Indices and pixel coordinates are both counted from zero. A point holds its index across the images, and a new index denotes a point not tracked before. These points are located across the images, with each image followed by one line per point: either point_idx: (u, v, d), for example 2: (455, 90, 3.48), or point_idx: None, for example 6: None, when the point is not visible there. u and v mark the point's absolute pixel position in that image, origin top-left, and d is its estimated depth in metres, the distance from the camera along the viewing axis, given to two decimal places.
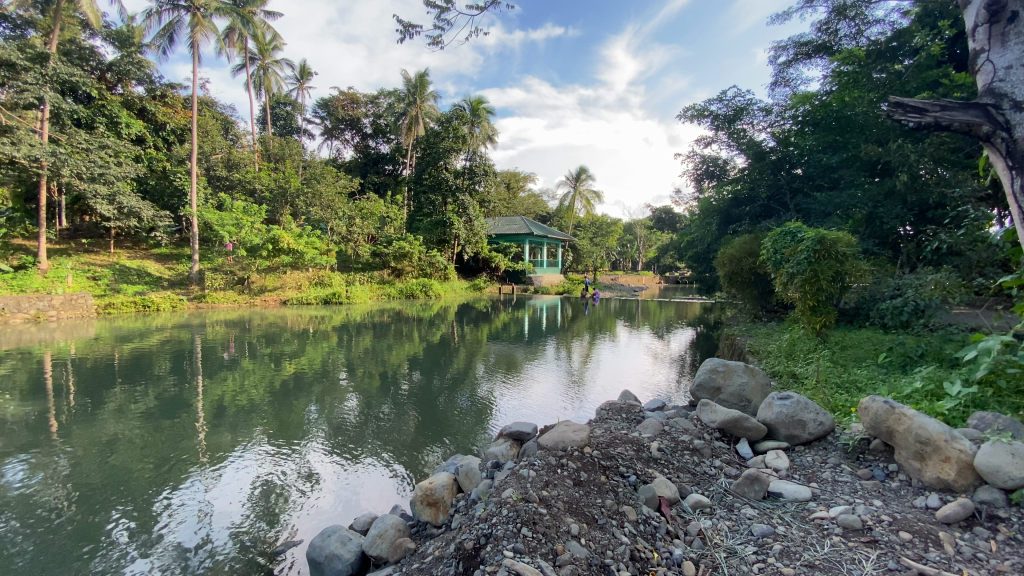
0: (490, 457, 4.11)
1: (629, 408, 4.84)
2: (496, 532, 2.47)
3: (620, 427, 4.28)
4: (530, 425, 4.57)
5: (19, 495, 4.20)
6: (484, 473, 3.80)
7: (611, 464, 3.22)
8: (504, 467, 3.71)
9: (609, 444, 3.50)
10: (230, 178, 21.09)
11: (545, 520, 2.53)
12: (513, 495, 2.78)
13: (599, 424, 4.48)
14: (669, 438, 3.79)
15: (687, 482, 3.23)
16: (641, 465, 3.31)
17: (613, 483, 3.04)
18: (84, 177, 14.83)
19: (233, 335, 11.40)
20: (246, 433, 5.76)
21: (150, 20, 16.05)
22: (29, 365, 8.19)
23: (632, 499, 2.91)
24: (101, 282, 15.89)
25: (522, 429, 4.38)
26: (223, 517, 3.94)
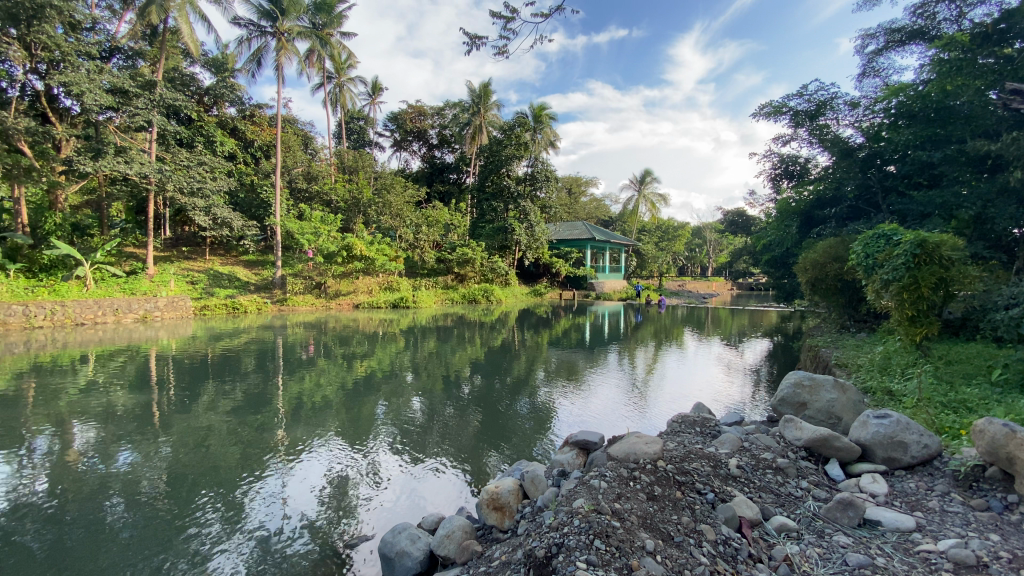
0: (556, 465, 4.09)
1: (703, 422, 4.62)
2: (568, 542, 2.44)
3: (694, 441, 4.11)
4: (598, 434, 4.49)
5: (127, 476, 4.69)
6: (550, 480, 3.79)
7: (687, 480, 3.10)
8: (571, 476, 3.69)
9: (684, 458, 3.37)
10: (309, 190, 22.55)
11: (619, 533, 2.47)
12: (584, 506, 2.74)
13: (671, 436, 4.32)
14: (749, 455, 3.59)
15: (771, 503, 3.04)
16: (719, 483, 3.15)
17: (690, 499, 2.92)
18: (185, 191, 16.49)
19: (310, 336, 12.11)
20: (320, 428, 6.10)
21: (241, 47, 17.54)
22: (138, 360, 9.18)
23: (711, 518, 2.77)
24: (197, 286, 17.53)
25: (588, 438, 4.31)
26: (299, 508, 4.17)
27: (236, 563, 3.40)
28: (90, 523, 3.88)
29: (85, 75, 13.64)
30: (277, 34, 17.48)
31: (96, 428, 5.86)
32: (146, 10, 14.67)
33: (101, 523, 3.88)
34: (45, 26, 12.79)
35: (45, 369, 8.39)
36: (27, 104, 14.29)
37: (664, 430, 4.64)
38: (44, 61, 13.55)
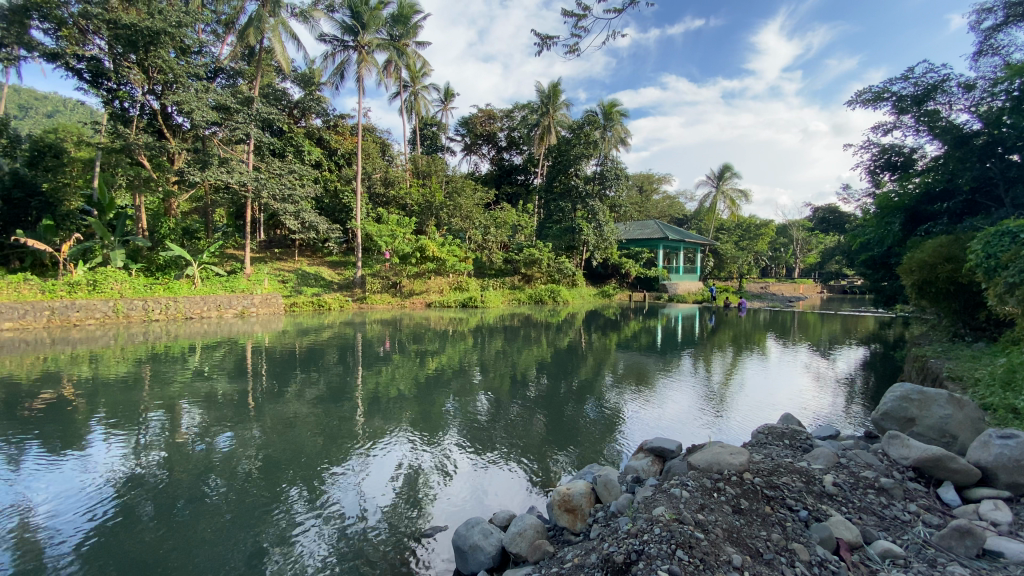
0: (630, 471, 4.01)
1: (793, 434, 4.33)
2: (649, 550, 2.38)
3: (782, 454, 3.87)
4: (675, 442, 4.34)
5: (227, 457, 5.20)
6: (625, 487, 3.73)
7: (776, 494, 2.93)
8: (645, 483, 3.60)
9: (773, 472, 3.19)
10: (386, 195, 23.66)
11: (703, 546, 2.38)
12: (665, 515, 2.66)
13: (757, 448, 4.09)
14: (847, 473, 3.32)
15: (872, 526, 2.79)
16: (813, 500, 2.95)
17: (781, 516, 2.76)
18: (278, 198, 17.96)
19: (386, 333, 12.73)
20: (395, 421, 6.39)
21: (326, 62, 18.77)
22: (238, 351, 10.14)
23: (804, 537, 2.60)
24: (288, 285, 19.02)
25: (666, 446, 4.18)
26: (377, 496, 4.40)
27: (319, 545, 3.63)
28: (195, 499, 4.33)
29: (195, 94, 15.24)
30: (359, 47, 18.55)
31: (201, 412, 6.52)
32: (246, 32, 16.08)
33: (204, 499, 4.32)
34: (159, 50, 14.46)
35: (161, 358, 9.46)
36: (147, 123, 16.12)
37: (749, 441, 4.41)
38: (159, 82, 15.26)
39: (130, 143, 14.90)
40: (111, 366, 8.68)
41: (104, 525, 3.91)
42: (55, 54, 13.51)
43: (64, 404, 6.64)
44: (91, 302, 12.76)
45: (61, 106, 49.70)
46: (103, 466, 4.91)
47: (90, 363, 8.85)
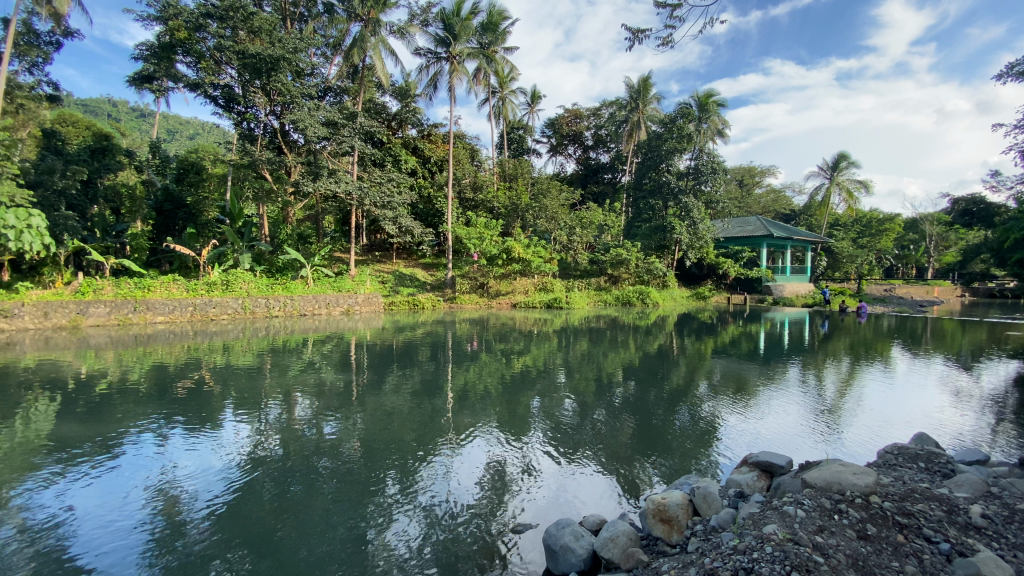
0: (732, 484, 3.78)
1: (929, 457, 3.83)
2: (760, 569, 2.25)
3: (917, 478, 3.43)
4: (784, 458, 4.03)
5: (333, 442, 5.69)
6: (726, 501, 3.53)
7: (910, 523, 2.63)
8: (749, 500, 3.38)
9: (904, 498, 2.85)
10: (475, 198, 24.37)
11: (823, 571, 2.20)
12: (778, 534, 2.50)
13: (885, 470, 3.67)
14: (1000, 504, 2.88)
15: None
16: (955, 532, 2.60)
17: (915, 546, 2.47)
18: (379, 205, 19.31)
19: (475, 332, 13.14)
20: (482, 417, 6.58)
21: (421, 74, 19.78)
22: (342, 346, 11.08)
23: (945, 572, 2.31)
24: (387, 285, 20.39)
25: (773, 461, 3.90)
26: (466, 489, 4.57)
27: (411, 532, 3.83)
28: (306, 478, 4.79)
29: (308, 112, 16.82)
30: (451, 58, 19.36)
31: (311, 400, 7.21)
32: (351, 52, 17.44)
33: (313, 479, 4.77)
34: (279, 75, 16.17)
35: (279, 350, 10.56)
36: (269, 140, 18.03)
37: (874, 461, 3.96)
38: (279, 103, 17.00)
39: (256, 160, 16.86)
40: (239, 356, 9.89)
41: (232, 496, 4.45)
42: (196, 84, 15.63)
43: (203, 388, 7.68)
44: (224, 299, 14.65)
45: (201, 129, 57.57)
46: (232, 445, 5.59)
47: (224, 353, 10.12)
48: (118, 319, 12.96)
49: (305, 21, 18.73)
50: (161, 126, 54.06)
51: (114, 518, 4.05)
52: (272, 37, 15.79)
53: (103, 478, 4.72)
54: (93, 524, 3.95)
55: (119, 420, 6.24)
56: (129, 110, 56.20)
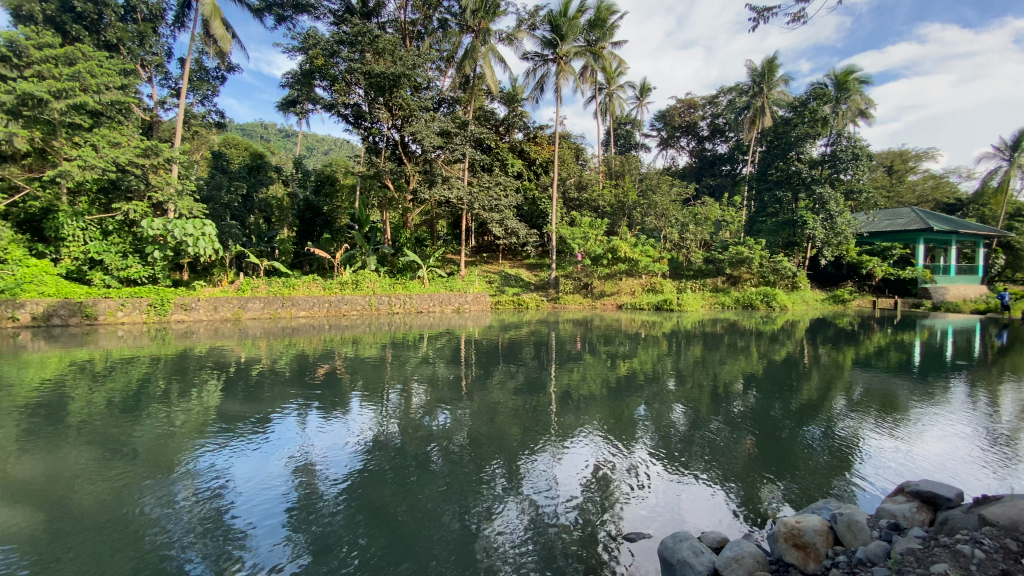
0: (885, 515, 3.32)
1: None
2: None
3: None
4: (953, 489, 3.44)
5: (443, 432, 6.02)
6: (877, 533, 3.11)
7: None
8: (906, 534, 2.95)
9: None
10: (580, 198, 24.21)
11: None
12: None
13: None
14: None
15: None
16: None
17: None
18: (487, 208, 20.02)
19: (579, 332, 13.05)
20: (586, 419, 6.51)
21: (528, 78, 20.13)
22: (453, 342, 11.67)
23: None
24: (493, 285, 21.07)
25: (939, 492, 3.34)
26: (570, 490, 4.56)
27: (517, 528, 3.91)
28: (420, 464, 5.12)
29: (424, 123, 17.96)
30: (559, 58, 19.45)
31: (425, 391, 7.70)
32: (463, 63, 18.28)
33: (425, 465, 5.08)
34: (400, 91, 17.50)
35: (398, 344, 11.42)
36: (391, 152, 19.58)
37: None
38: (399, 117, 18.38)
39: (379, 171, 18.42)
40: (365, 348, 10.90)
41: (356, 474, 4.92)
42: (331, 105, 17.48)
43: (335, 376, 8.57)
44: (354, 297, 16.27)
45: (334, 144, 64.63)
46: (357, 429, 6.16)
47: (352, 346, 11.20)
48: (270, 313, 14.99)
49: (422, 38, 20.05)
50: (302, 143, 61.53)
51: (264, 485, 4.66)
52: (394, 56, 17.12)
53: (255, 449, 5.47)
54: (249, 489, 4.58)
55: (269, 400, 7.20)
56: (278, 132, 64.81)
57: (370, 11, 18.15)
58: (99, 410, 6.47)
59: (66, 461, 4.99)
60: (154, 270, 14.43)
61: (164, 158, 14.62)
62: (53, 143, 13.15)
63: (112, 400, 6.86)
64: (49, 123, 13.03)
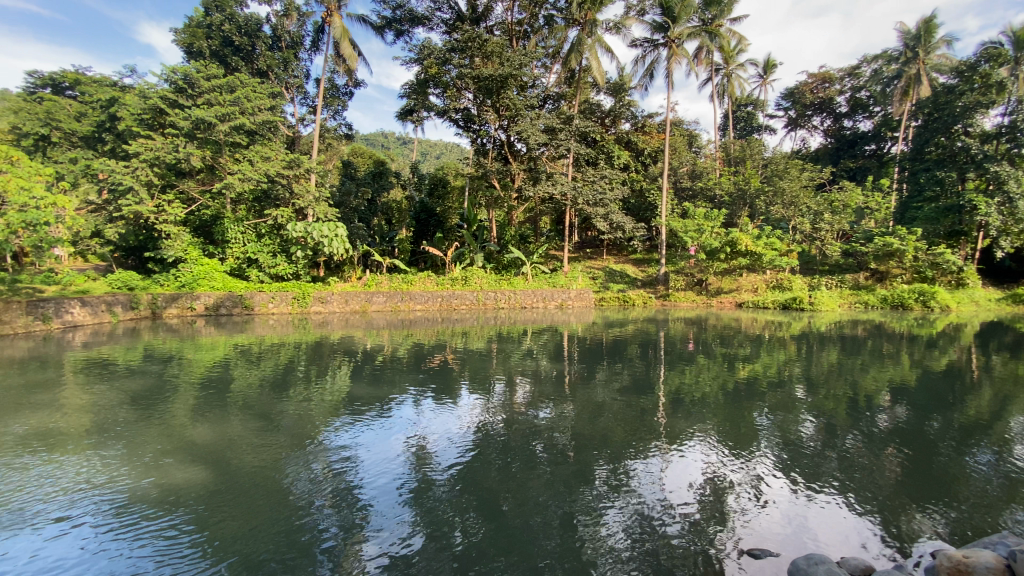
0: None
1: None
2: None
3: None
4: None
5: (548, 427, 6.08)
6: None
7: None
8: None
9: None
10: (693, 188, 22.82)
11: None
12: None
13: None
14: None
15: None
16: None
17: None
18: (592, 203, 19.74)
19: (691, 332, 12.34)
20: (699, 425, 6.15)
21: (637, 65, 19.41)
22: (557, 337, 11.71)
23: None
24: (598, 281, 20.75)
25: None
26: (681, 496, 4.38)
27: (623, 529, 3.85)
28: (525, 456, 5.23)
29: (530, 121, 18.21)
30: (670, 42, 18.48)
31: (529, 385, 7.84)
32: (569, 57, 18.15)
33: (531, 458, 5.18)
34: (506, 91, 17.93)
35: (503, 338, 11.74)
36: (498, 152, 20.19)
37: None
38: (506, 117, 18.84)
39: (487, 171, 19.06)
40: (473, 341, 11.37)
41: (465, 461, 5.17)
42: (443, 111, 18.47)
43: (446, 366, 9.05)
44: (463, 292, 17.06)
45: (445, 147, 68.59)
46: (466, 417, 6.47)
47: (461, 338, 11.76)
48: (391, 306, 16.32)
49: (528, 37, 20.32)
50: (418, 147, 66.07)
51: (384, 464, 5.08)
52: (501, 57, 17.57)
53: (378, 430, 5.99)
54: (371, 467, 5.03)
55: (390, 385, 7.87)
56: (397, 139, 70.23)
57: (479, 16, 18.79)
58: (255, 387, 7.57)
59: (232, 429, 5.91)
60: (297, 267, 16.46)
61: (304, 168, 16.57)
62: (219, 160, 15.51)
63: (264, 379, 7.99)
64: (216, 143, 15.39)
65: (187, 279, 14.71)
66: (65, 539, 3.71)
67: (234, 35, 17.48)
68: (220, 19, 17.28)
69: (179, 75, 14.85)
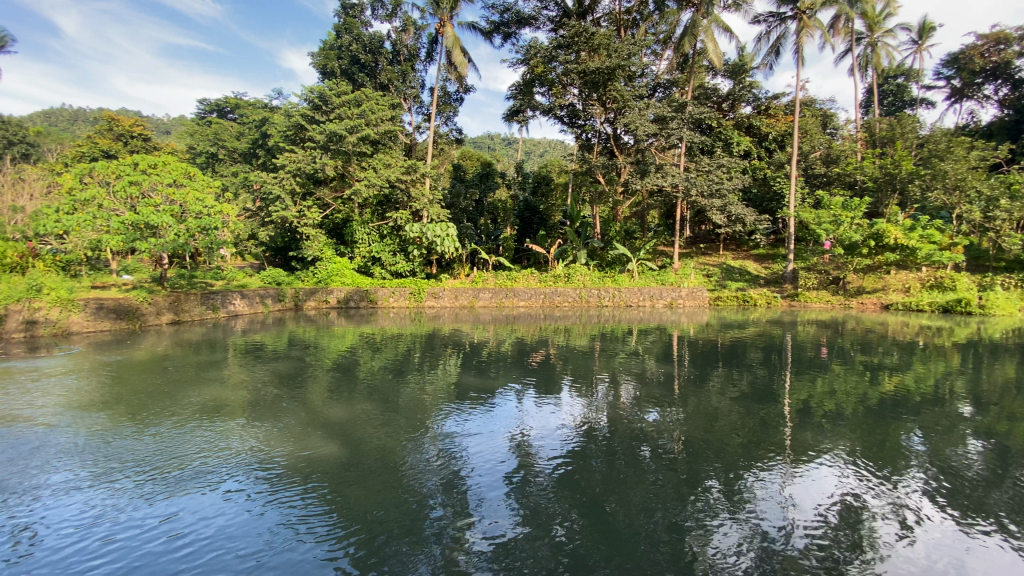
0: None
1: None
2: None
3: None
4: None
5: (656, 430, 5.85)
6: None
7: None
8: None
9: None
10: (826, 174, 20.35)
11: None
12: None
13: None
14: None
15: None
16: None
17: None
18: (706, 194, 18.53)
19: (824, 337, 11.03)
20: (832, 440, 5.50)
21: (760, 43, 17.79)
22: (667, 338, 11.18)
23: None
24: (712, 278, 19.40)
25: None
26: (807, 518, 3.97)
27: (738, 547, 3.59)
28: (629, 459, 5.08)
29: (638, 112, 17.58)
30: (799, 14, 16.67)
31: (635, 386, 7.62)
32: (682, 42, 17.18)
33: (636, 461, 5.02)
34: (614, 83, 17.50)
35: (609, 336, 11.51)
36: (604, 146, 19.80)
37: None
38: (613, 110, 18.39)
39: (593, 166, 18.75)
40: (577, 338, 11.29)
41: (568, 458, 5.15)
42: (549, 109, 18.59)
43: (551, 363, 9.11)
44: (566, 289, 17.06)
45: (549, 145, 69.28)
46: (569, 414, 6.45)
47: (565, 336, 11.74)
48: (497, 302, 16.82)
49: (637, 25, 19.63)
50: (523, 147, 67.33)
51: (489, 454, 5.25)
52: (609, 49, 17.19)
53: (483, 421, 6.21)
54: (477, 455, 5.22)
55: (497, 378, 8.13)
56: (503, 141, 72.15)
57: (586, 9, 18.51)
58: (378, 373, 8.28)
59: (358, 410, 6.51)
60: (413, 265, 17.72)
61: (419, 172, 17.70)
62: (349, 168, 17.15)
63: (385, 367, 8.70)
64: (346, 153, 16.99)
65: (322, 275, 16.58)
66: (232, 502, 4.28)
67: (361, 53, 19.21)
68: (348, 40, 19.10)
69: (315, 94, 16.68)
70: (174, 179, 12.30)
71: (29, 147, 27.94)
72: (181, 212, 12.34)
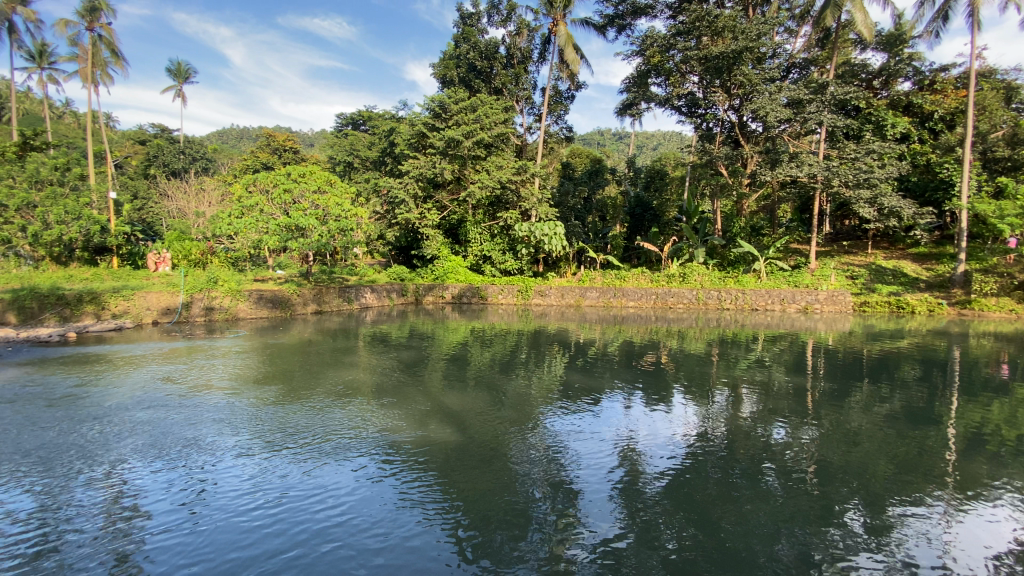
0: None
1: None
2: None
3: None
4: None
5: (782, 447, 5.35)
6: None
7: None
8: None
9: None
10: (1014, 156, 16.80)
11: None
12: None
13: None
14: None
15: None
16: None
17: None
18: (850, 184, 16.32)
19: (1007, 353, 9.13)
20: (1015, 478, 4.58)
21: (923, 8, 15.20)
22: (797, 347, 10.07)
23: None
24: (858, 280, 16.94)
25: None
26: (972, 567, 3.39)
27: None
28: (749, 475, 4.73)
29: (769, 97, 16.05)
30: None
31: (759, 398, 7.00)
32: (823, 15, 15.28)
33: (757, 479, 4.65)
34: (740, 67, 16.18)
35: (728, 342, 10.71)
36: (727, 135, 18.44)
37: None
38: (739, 96, 17.01)
39: (713, 157, 17.49)
40: (693, 343, 10.64)
41: (679, 468, 4.94)
42: (665, 100, 17.78)
43: (663, 367, 8.72)
44: (681, 290, 16.22)
45: (663, 140, 66.19)
46: (681, 422, 6.16)
47: (678, 339, 11.14)
48: (604, 302, 16.53)
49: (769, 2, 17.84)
50: (635, 143, 64.97)
51: (596, 455, 5.22)
52: (735, 31, 15.95)
53: (590, 421, 6.20)
54: (583, 455, 5.22)
55: (604, 379, 8.02)
56: (613, 138, 70.46)
57: None
58: (488, 366, 8.62)
59: (469, 400, 6.87)
60: (521, 263, 18.18)
61: (530, 172, 18.03)
62: (465, 171, 18.06)
63: (495, 361, 9.02)
64: (462, 157, 17.92)
65: (439, 273, 17.63)
66: (361, 478, 4.79)
67: (477, 60, 20.06)
68: (466, 48, 20.03)
69: (436, 103, 17.79)
70: (318, 187, 13.93)
71: (208, 162, 33.42)
72: (324, 215, 13.96)
